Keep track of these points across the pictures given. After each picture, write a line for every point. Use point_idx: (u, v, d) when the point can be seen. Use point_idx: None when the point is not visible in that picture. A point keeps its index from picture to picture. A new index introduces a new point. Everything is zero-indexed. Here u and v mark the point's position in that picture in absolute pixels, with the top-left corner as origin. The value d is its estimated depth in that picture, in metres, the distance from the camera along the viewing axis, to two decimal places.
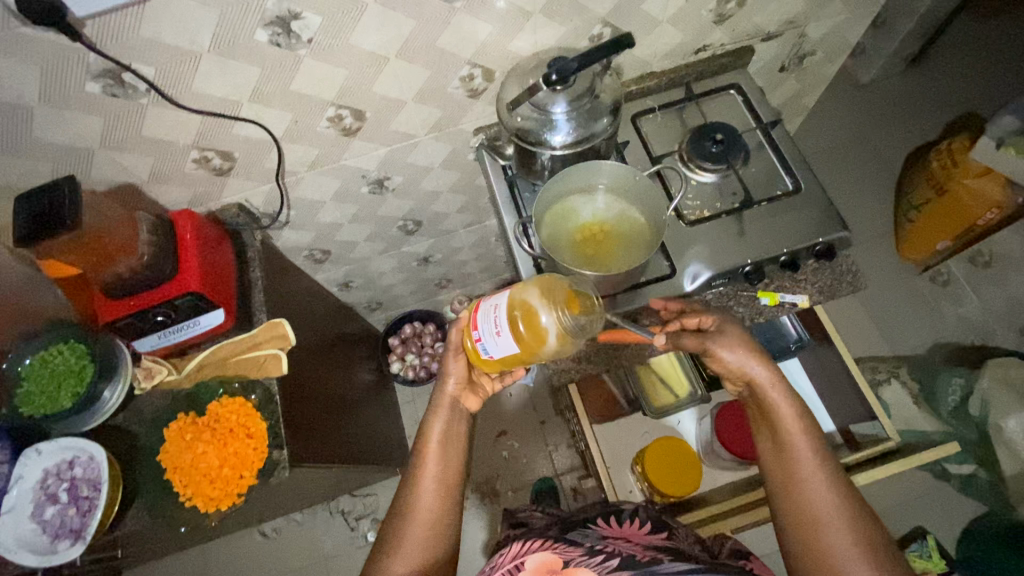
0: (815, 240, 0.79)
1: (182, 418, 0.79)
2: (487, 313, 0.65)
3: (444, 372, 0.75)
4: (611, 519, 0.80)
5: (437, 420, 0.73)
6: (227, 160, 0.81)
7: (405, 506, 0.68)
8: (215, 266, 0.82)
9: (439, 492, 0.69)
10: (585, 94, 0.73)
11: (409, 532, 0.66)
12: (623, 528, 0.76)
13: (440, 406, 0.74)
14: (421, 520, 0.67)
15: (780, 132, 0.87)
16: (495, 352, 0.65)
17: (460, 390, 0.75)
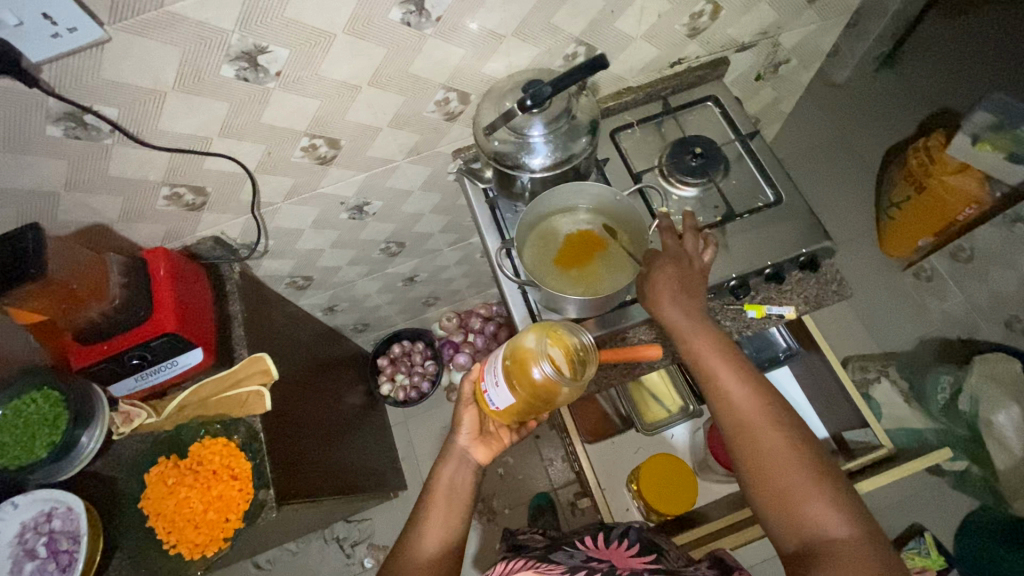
0: (799, 250, 0.78)
1: (163, 462, 0.77)
2: (491, 365, 0.67)
3: (457, 423, 0.78)
4: (598, 538, 0.79)
5: (448, 466, 0.74)
6: (200, 195, 0.79)
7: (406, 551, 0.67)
8: (192, 304, 0.80)
9: (441, 540, 0.68)
10: (562, 116, 0.73)
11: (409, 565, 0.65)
12: (608, 549, 0.75)
13: (450, 455, 0.76)
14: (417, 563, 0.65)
15: (759, 142, 0.87)
16: (499, 403, 0.66)
17: (471, 440, 0.77)
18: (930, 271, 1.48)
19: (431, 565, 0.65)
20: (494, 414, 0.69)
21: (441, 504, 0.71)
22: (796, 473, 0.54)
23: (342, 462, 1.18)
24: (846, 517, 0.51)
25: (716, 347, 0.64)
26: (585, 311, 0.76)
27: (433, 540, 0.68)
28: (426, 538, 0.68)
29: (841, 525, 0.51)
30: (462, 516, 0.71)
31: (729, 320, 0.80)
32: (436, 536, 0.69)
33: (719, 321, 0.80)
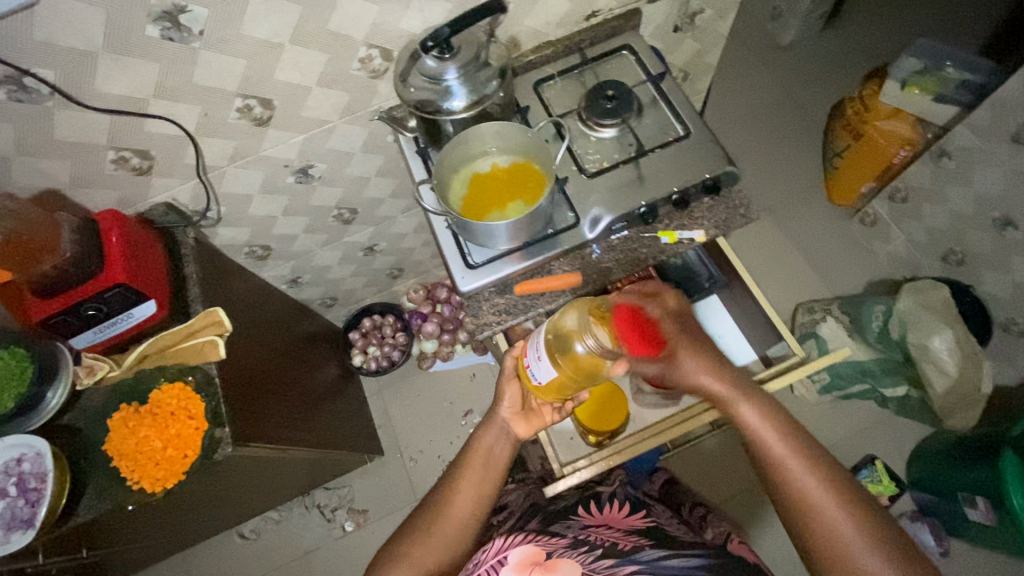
0: (704, 175, 0.84)
1: (125, 408, 0.83)
2: (534, 343, 0.76)
3: (501, 395, 0.88)
4: (591, 505, 0.90)
5: (486, 434, 0.87)
6: (145, 158, 0.85)
7: (437, 513, 0.81)
8: (144, 260, 0.86)
9: (464, 512, 0.81)
10: (472, 61, 0.79)
11: (439, 528, 0.79)
12: (603, 515, 0.86)
13: (492, 422, 0.88)
14: (449, 523, 0.80)
15: (670, 84, 0.93)
16: (540, 377, 0.74)
17: (513, 414, 0.88)
18: (874, 216, 1.55)
19: (460, 527, 0.80)
20: (536, 388, 0.78)
21: (477, 468, 0.84)
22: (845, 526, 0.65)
23: (314, 424, 1.24)
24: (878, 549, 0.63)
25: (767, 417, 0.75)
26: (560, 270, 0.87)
27: (463, 517, 0.81)
28: (457, 501, 0.82)
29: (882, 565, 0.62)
30: (487, 484, 0.84)
31: (645, 248, 0.88)
32: (466, 499, 0.82)
33: (636, 249, 0.88)
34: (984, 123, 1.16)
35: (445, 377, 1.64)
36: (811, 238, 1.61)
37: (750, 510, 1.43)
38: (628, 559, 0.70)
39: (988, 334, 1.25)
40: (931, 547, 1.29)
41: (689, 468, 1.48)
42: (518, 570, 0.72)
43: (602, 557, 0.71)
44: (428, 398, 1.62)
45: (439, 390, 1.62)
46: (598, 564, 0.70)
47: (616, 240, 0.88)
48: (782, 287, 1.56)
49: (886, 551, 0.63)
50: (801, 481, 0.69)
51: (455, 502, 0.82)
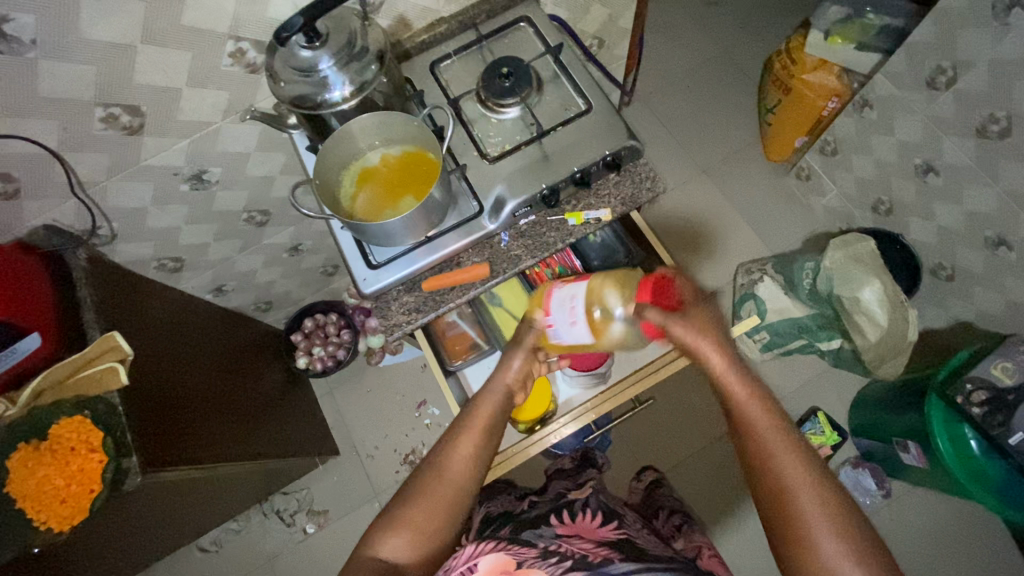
0: (602, 152, 0.82)
1: (24, 447, 0.77)
2: (565, 303, 0.75)
3: (507, 359, 0.83)
4: (563, 513, 0.86)
5: (489, 396, 0.81)
6: (8, 181, 0.79)
7: (434, 468, 0.75)
8: (18, 290, 0.80)
9: (462, 475, 0.75)
10: (345, 47, 0.74)
11: (435, 486, 0.74)
12: (575, 524, 0.83)
13: (497, 388, 0.82)
14: (447, 484, 0.74)
15: (570, 56, 0.89)
16: (565, 339, 0.75)
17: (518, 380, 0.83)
18: (808, 170, 1.54)
19: (456, 487, 0.74)
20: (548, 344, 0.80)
21: (479, 429, 0.78)
22: (821, 521, 0.60)
23: (257, 432, 1.21)
24: (847, 549, 0.59)
25: (765, 406, 0.69)
26: (471, 259, 0.84)
27: (459, 478, 0.75)
28: (453, 463, 0.76)
29: (853, 566, 0.58)
30: (488, 437, 0.79)
31: (553, 232, 0.85)
32: (463, 464, 0.76)
33: (544, 234, 0.85)
34: (900, 70, 1.15)
35: (396, 371, 1.61)
36: (750, 198, 1.60)
37: (704, 473, 1.41)
38: (598, 571, 0.65)
39: (915, 282, 1.28)
40: (872, 491, 1.34)
41: (641, 436, 1.45)
42: None
43: (570, 568, 0.66)
44: (381, 393, 1.60)
45: (391, 384, 1.60)
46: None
47: (523, 226, 0.85)
48: (723, 250, 1.56)
49: (855, 551, 0.59)
50: (787, 476, 0.63)
51: (452, 463, 0.75)
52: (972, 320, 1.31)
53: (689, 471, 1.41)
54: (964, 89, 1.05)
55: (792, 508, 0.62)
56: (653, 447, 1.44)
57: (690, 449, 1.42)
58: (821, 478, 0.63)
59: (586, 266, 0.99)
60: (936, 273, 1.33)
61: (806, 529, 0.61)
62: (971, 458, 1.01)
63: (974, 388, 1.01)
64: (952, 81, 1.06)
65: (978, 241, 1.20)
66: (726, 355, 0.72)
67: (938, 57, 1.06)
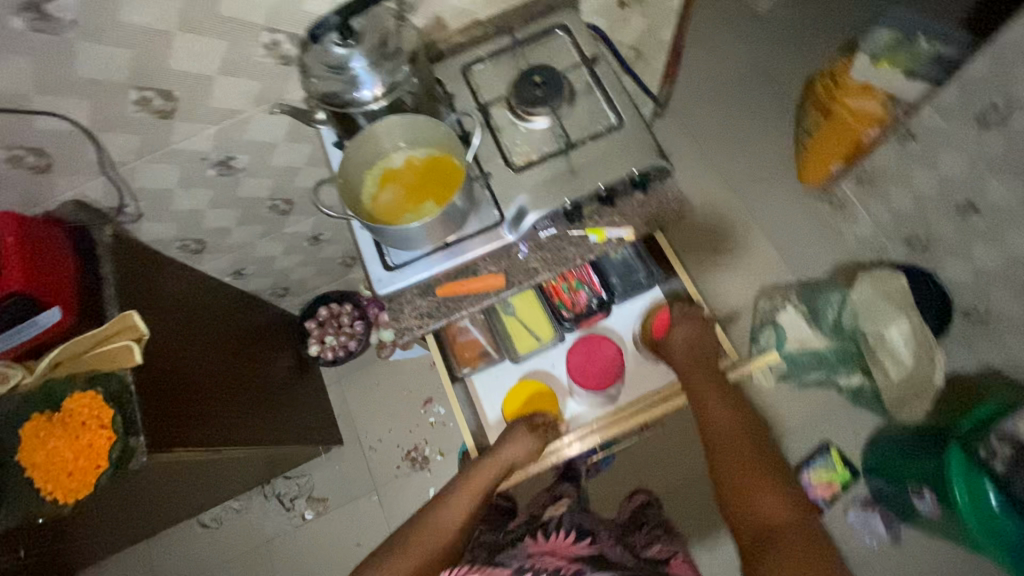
0: (630, 169, 0.80)
1: (37, 417, 0.80)
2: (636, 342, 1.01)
3: (510, 436, 0.90)
4: (538, 533, 0.95)
5: (486, 467, 0.88)
6: (42, 156, 0.81)
7: (427, 519, 0.84)
8: (44, 262, 0.82)
9: (449, 531, 0.83)
10: (379, 46, 0.73)
11: (423, 534, 0.82)
12: (549, 542, 0.92)
13: (496, 461, 0.88)
14: (434, 537, 0.82)
15: (605, 68, 0.87)
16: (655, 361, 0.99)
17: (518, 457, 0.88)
18: (842, 198, 1.49)
19: (440, 540, 0.82)
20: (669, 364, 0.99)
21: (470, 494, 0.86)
22: (771, 495, 0.77)
23: (264, 417, 1.23)
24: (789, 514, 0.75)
25: (728, 400, 0.86)
26: (488, 269, 0.83)
27: (446, 532, 0.83)
28: (443, 518, 0.84)
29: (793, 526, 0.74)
30: (479, 505, 0.87)
31: (573, 247, 0.84)
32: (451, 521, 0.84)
33: (564, 249, 0.84)
34: (950, 103, 1.10)
35: (405, 365, 1.62)
36: (778, 221, 1.56)
37: (706, 498, 1.38)
38: None
39: (946, 323, 1.23)
40: (880, 533, 1.30)
41: (645, 455, 1.43)
42: None
43: None
44: (389, 386, 1.60)
45: (399, 378, 1.61)
46: None
47: (543, 239, 0.84)
48: (746, 272, 1.52)
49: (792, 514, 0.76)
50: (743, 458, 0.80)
51: (442, 519, 0.84)
52: (1002, 367, 1.26)
53: (692, 494, 1.38)
54: (1016, 128, 1.00)
55: (747, 482, 0.78)
56: (657, 466, 1.41)
57: (694, 473, 1.40)
58: (766, 459, 0.80)
59: (604, 282, 0.97)
60: (968, 316, 1.28)
61: (758, 500, 0.77)
62: (989, 514, 0.96)
63: (999, 443, 0.98)
64: (1004, 119, 1.01)
65: (1017, 287, 1.14)
66: (705, 363, 0.89)
67: (992, 93, 1.01)
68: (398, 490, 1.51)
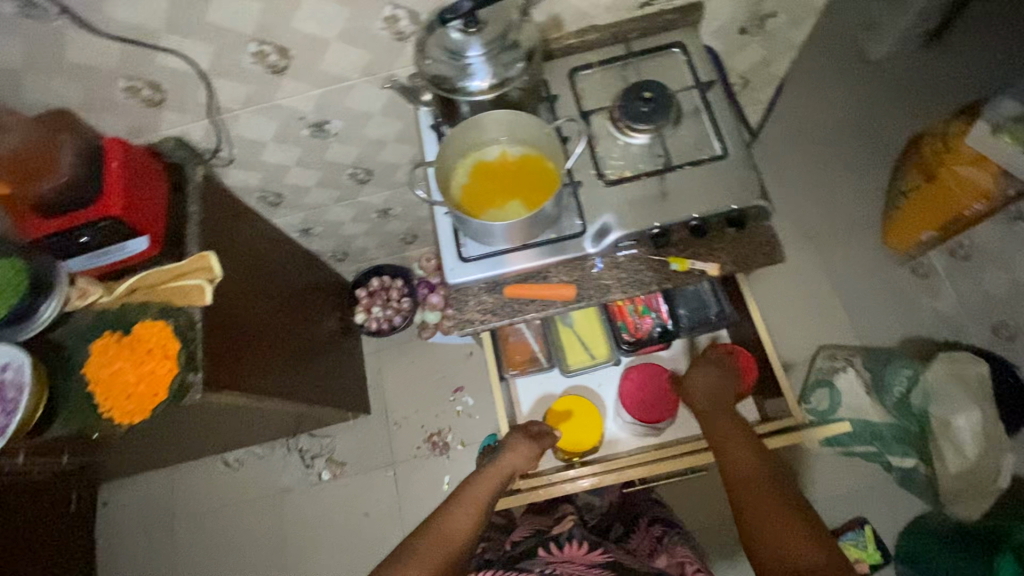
0: (729, 204, 0.76)
1: (107, 335, 0.84)
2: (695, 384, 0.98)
3: (508, 446, 0.89)
4: (550, 546, 0.93)
5: (486, 473, 0.85)
6: (157, 91, 0.84)
7: (435, 520, 0.76)
8: (142, 192, 0.85)
9: (461, 532, 0.75)
10: (498, 39, 0.73)
11: (431, 533, 0.74)
12: (564, 552, 0.90)
13: (495, 467, 0.86)
14: (448, 539, 0.74)
15: (717, 95, 0.84)
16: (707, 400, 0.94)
17: (521, 462, 0.88)
18: (928, 267, 1.35)
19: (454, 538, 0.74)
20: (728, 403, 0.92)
21: (476, 498, 0.81)
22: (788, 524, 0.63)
23: (304, 375, 1.25)
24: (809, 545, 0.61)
25: (745, 437, 0.77)
26: (560, 277, 0.82)
27: (460, 532, 0.75)
28: (455, 518, 0.77)
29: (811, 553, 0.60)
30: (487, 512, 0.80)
31: (652, 272, 0.81)
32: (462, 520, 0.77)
33: (641, 272, 0.81)
34: None
35: (443, 350, 1.63)
36: None
37: (723, 547, 1.34)
38: None
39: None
40: None
41: (668, 489, 1.39)
42: None
43: None
44: (423, 367, 1.62)
45: (435, 361, 1.62)
46: None
47: (621, 258, 0.82)
48: None
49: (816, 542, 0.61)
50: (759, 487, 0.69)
51: (453, 521, 0.76)
52: None
53: (709, 541, 1.34)
54: None
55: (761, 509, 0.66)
56: (678, 504, 1.38)
57: (715, 519, 1.36)
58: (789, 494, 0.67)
59: (671, 313, 0.95)
60: None
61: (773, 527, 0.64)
62: None
63: None
64: None
65: None
66: (720, 404, 0.84)
67: None
68: (414, 470, 1.52)
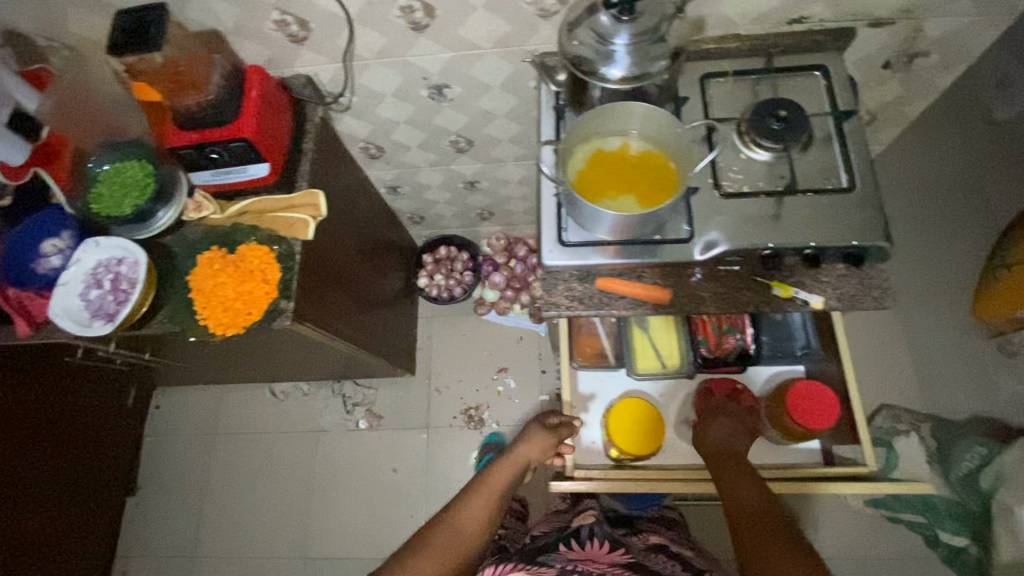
0: (852, 240, 0.74)
1: (213, 251, 0.89)
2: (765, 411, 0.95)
3: (524, 440, 0.93)
4: (572, 543, 0.93)
5: (500, 469, 0.89)
6: (303, 29, 0.87)
7: (448, 515, 0.79)
8: (271, 123, 0.89)
9: (472, 527, 0.79)
10: (649, 31, 0.72)
11: (443, 527, 0.77)
12: (585, 550, 0.90)
13: (507, 461, 0.90)
14: (460, 535, 0.77)
15: (854, 126, 0.81)
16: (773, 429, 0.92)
17: (535, 455, 0.91)
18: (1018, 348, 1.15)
19: (466, 531, 0.78)
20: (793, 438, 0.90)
21: (489, 492, 0.84)
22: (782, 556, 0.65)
23: (367, 325, 1.29)
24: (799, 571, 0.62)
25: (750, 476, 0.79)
26: (655, 280, 0.81)
27: (471, 526, 0.79)
28: (468, 513, 0.80)
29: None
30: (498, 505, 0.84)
31: (751, 292, 0.80)
32: (475, 515, 0.81)
33: (740, 290, 0.80)
34: None
35: (495, 329, 1.65)
36: None
37: None
38: None
39: None
40: None
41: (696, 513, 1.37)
42: None
43: None
44: (473, 341, 1.64)
45: (486, 338, 1.64)
46: None
47: (722, 272, 0.80)
48: (874, 381, 1.40)
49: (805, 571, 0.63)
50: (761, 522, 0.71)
51: (465, 518, 0.80)
52: None
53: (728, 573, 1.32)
54: None
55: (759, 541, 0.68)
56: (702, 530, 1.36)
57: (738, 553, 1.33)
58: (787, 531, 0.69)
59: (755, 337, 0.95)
60: None
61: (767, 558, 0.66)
62: None
63: None
64: None
65: None
66: (732, 446, 0.86)
67: None
68: (447, 439, 1.55)
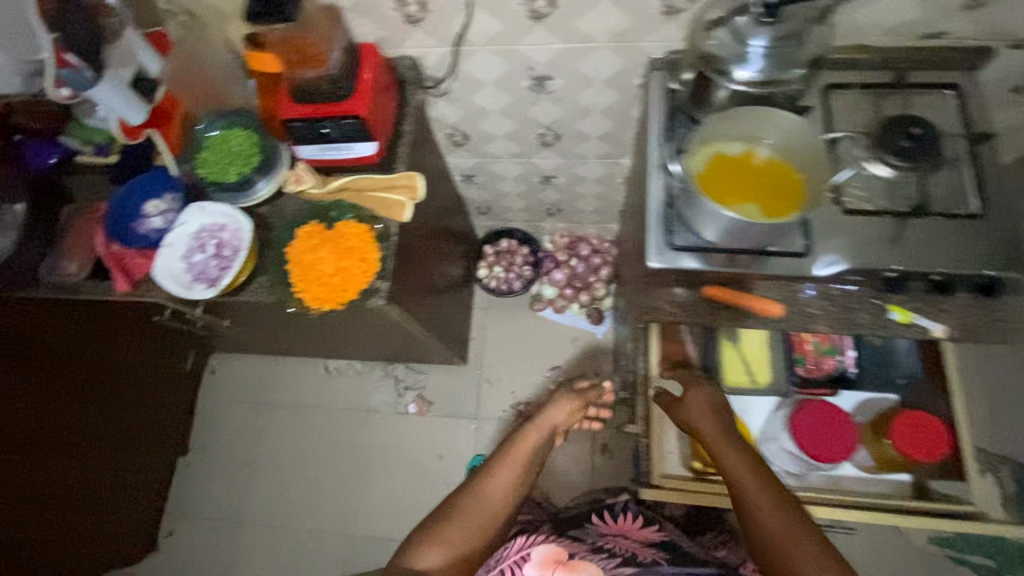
0: (983, 270, 0.72)
1: (313, 225, 0.90)
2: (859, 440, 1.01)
3: (552, 409, 1.02)
4: (604, 514, 0.99)
5: (526, 439, 0.93)
6: (421, 10, 0.87)
7: (477, 486, 0.84)
8: (380, 102, 0.88)
9: (500, 497, 0.84)
10: (791, 36, 0.70)
11: (473, 500, 0.82)
12: (618, 524, 0.96)
13: (530, 431, 0.95)
14: (488, 507, 0.82)
15: (988, 150, 0.77)
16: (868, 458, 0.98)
17: (562, 417, 1.02)
18: None
19: (496, 501, 0.83)
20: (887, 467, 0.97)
21: (517, 462, 0.89)
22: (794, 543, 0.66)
23: (433, 311, 1.29)
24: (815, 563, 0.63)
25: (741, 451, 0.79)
26: (762, 292, 0.79)
27: (499, 497, 0.83)
28: (495, 484, 0.85)
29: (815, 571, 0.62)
30: (526, 475, 0.89)
31: (866, 314, 0.77)
32: (502, 485, 0.85)
33: (855, 310, 0.78)
34: None
35: (549, 326, 1.63)
36: None
37: None
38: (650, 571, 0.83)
39: None
40: None
41: None
42: (542, 567, 0.79)
43: (622, 565, 0.83)
44: (527, 336, 1.63)
45: (539, 334, 1.63)
46: (620, 571, 0.82)
47: (836, 290, 0.78)
48: None
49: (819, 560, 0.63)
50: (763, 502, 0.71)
51: (490, 488, 0.84)
52: None
53: None
54: None
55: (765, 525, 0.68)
56: None
57: None
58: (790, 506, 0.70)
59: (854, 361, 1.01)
60: None
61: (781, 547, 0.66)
62: None
63: None
64: None
65: None
66: (716, 422, 0.86)
67: None
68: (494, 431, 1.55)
